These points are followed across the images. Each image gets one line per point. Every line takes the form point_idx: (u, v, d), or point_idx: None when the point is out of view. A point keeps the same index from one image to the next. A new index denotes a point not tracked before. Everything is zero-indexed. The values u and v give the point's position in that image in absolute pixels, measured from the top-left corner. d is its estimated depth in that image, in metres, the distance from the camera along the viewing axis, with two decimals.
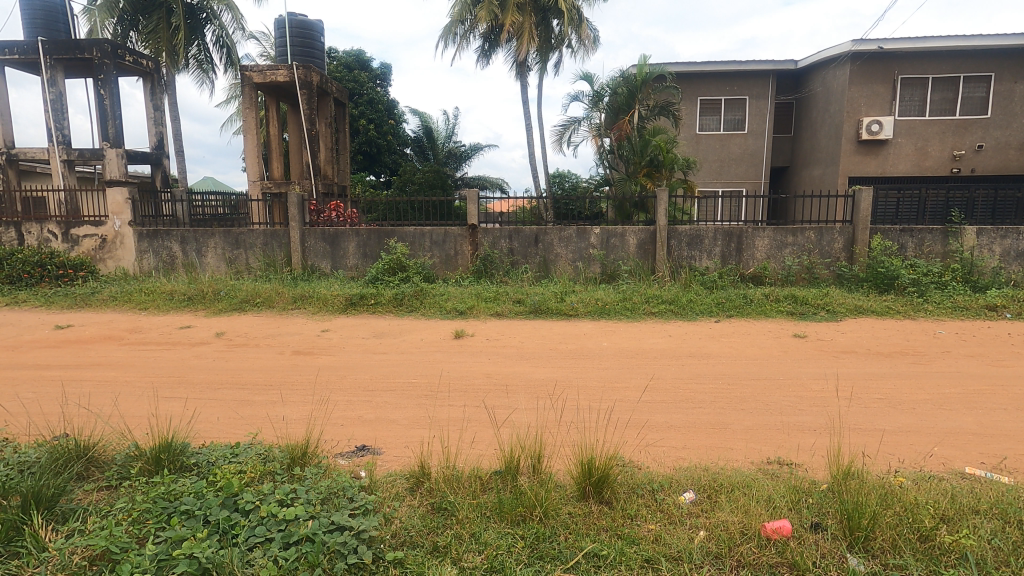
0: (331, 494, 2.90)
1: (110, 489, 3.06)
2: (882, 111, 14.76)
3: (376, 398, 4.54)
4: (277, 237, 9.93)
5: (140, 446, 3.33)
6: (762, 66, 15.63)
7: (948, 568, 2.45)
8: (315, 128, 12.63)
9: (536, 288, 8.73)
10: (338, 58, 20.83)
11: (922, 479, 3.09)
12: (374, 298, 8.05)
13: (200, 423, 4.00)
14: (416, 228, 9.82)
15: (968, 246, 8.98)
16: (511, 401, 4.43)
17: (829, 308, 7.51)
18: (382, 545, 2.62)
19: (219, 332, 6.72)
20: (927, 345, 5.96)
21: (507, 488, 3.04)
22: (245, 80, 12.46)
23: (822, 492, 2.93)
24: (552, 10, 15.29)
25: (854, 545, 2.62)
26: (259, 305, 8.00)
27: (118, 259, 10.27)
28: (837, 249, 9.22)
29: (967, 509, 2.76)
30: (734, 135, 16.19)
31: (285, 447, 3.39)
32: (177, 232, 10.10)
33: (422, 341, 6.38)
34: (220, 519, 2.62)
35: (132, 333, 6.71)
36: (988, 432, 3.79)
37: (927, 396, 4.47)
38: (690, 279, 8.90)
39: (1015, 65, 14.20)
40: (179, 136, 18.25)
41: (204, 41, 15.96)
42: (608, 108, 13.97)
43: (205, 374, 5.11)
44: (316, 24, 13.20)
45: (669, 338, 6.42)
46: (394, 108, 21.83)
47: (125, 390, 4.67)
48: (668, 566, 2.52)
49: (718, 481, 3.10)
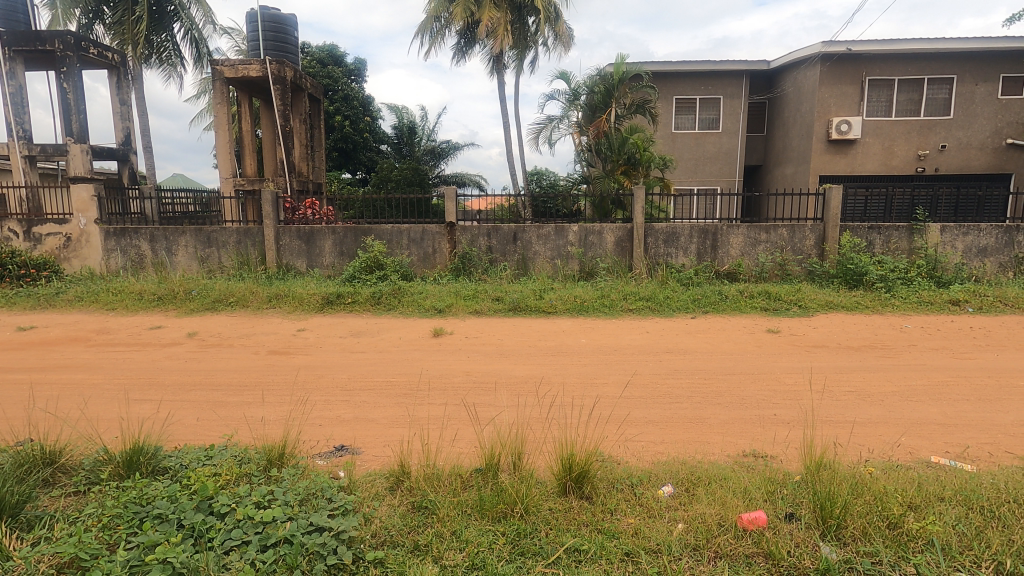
0: (310, 495, 2.87)
1: (79, 494, 2.97)
2: (851, 111, 15.14)
3: (354, 397, 4.49)
4: (251, 235, 9.73)
5: (110, 450, 3.23)
6: (736, 67, 15.89)
7: (915, 553, 2.53)
8: (290, 124, 12.40)
9: (516, 286, 8.73)
10: (311, 53, 20.53)
11: (890, 468, 3.19)
12: (351, 297, 7.95)
13: (173, 426, 3.90)
14: (394, 226, 9.73)
15: (933, 243, 9.24)
16: (492, 399, 4.42)
17: (801, 305, 7.68)
18: (362, 545, 2.59)
19: (191, 332, 6.56)
20: (894, 339, 6.13)
21: (488, 485, 3.04)
22: (217, 75, 12.19)
23: (796, 483, 3.01)
24: (529, 8, 15.27)
25: (827, 533, 2.68)
26: (233, 304, 7.84)
27: (83, 258, 9.96)
28: (809, 246, 9.46)
29: (933, 496, 2.87)
30: (709, 134, 16.43)
31: (262, 447, 3.33)
32: (146, 230, 9.81)
33: (401, 339, 6.33)
34: (195, 523, 2.57)
35: (99, 335, 6.51)
36: (952, 422, 3.92)
37: (895, 388, 4.60)
38: (667, 276, 9.00)
39: (976, 68, 14.70)
40: (147, 131, 17.75)
41: (172, 33, 15.51)
42: (585, 107, 14.04)
43: (178, 375, 5.00)
44: (290, 18, 12.96)
45: (646, 334, 6.48)
46: (370, 104, 21.59)
47: (93, 393, 4.54)
48: (647, 559, 2.55)
49: (696, 474, 3.16)
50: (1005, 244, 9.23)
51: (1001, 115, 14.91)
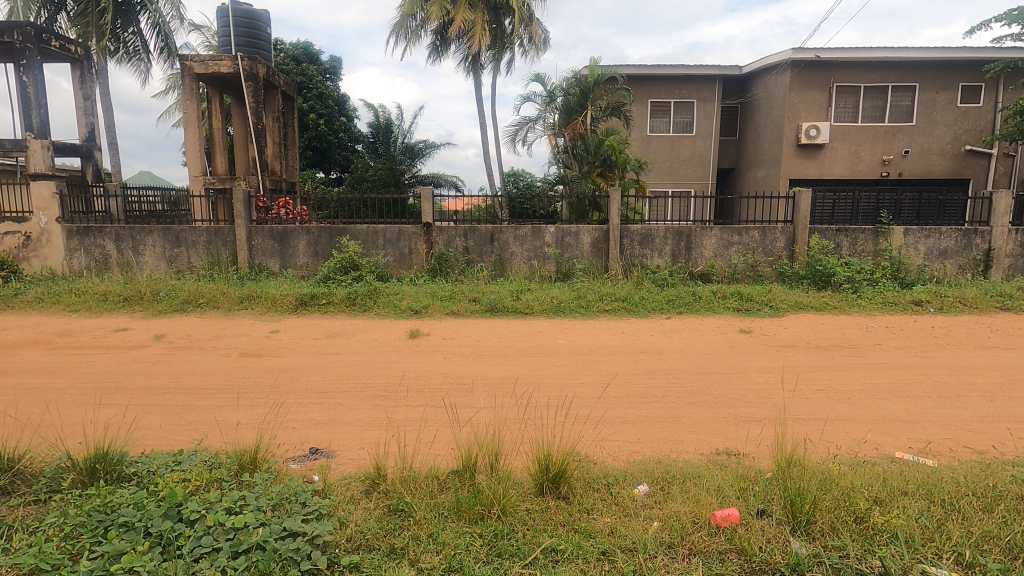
0: (283, 500, 2.82)
1: (40, 503, 2.86)
2: (820, 117, 15.55)
3: (329, 400, 4.43)
4: (222, 234, 9.52)
5: (73, 456, 3.13)
6: (709, 71, 16.16)
7: (881, 547, 2.60)
8: (262, 122, 12.16)
9: (493, 288, 8.69)
10: (285, 50, 20.15)
11: (856, 464, 3.28)
12: (326, 298, 7.85)
13: (140, 430, 3.80)
14: (369, 226, 9.63)
15: (896, 245, 9.54)
16: (470, 400, 4.42)
17: (772, 305, 7.85)
18: (337, 549, 2.55)
19: (158, 335, 6.37)
20: (861, 339, 6.31)
21: (465, 487, 3.02)
22: (186, 70, 11.90)
23: (767, 480, 3.07)
24: (505, 9, 15.29)
25: (797, 528, 2.74)
26: (203, 305, 7.66)
27: (44, 258, 9.60)
28: (779, 247, 9.66)
29: (898, 491, 2.96)
30: (683, 137, 16.68)
31: (233, 452, 3.26)
32: (110, 229, 9.50)
33: (377, 341, 6.27)
34: (163, 531, 2.50)
35: (61, 337, 6.28)
36: (915, 419, 4.06)
37: (860, 386, 4.74)
38: (642, 277, 9.13)
39: (937, 77, 15.27)
40: (112, 127, 17.22)
41: (139, 26, 15.09)
42: (562, 109, 14.09)
43: (146, 379, 4.85)
44: (262, 14, 12.72)
45: (622, 335, 6.54)
46: (346, 103, 21.37)
47: (55, 398, 4.37)
48: (623, 558, 2.58)
49: (671, 473, 3.20)
50: (964, 247, 9.59)
51: (960, 122, 15.46)
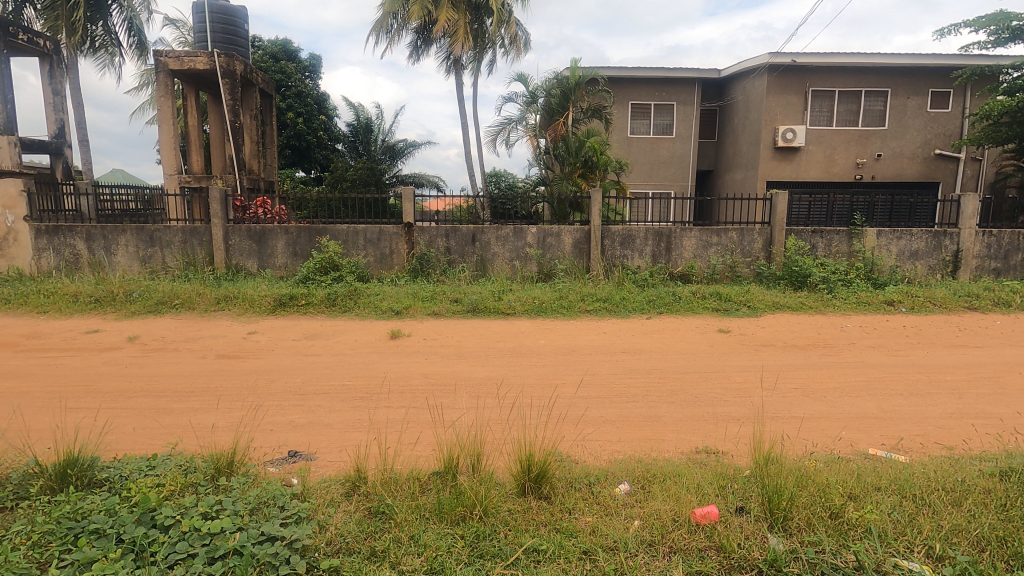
0: (261, 504, 2.77)
1: (5, 510, 2.77)
2: (796, 120, 15.85)
3: (308, 402, 4.38)
4: (198, 234, 9.34)
5: (41, 462, 3.03)
6: (688, 74, 16.35)
7: (855, 541, 2.65)
8: (240, 121, 11.97)
9: (474, 288, 8.66)
10: (262, 47, 19.87)
11: (831, 461, 3.35)
12: (305, 298, 7.74)
13: (112, 435, 3.70)
14: (349, 226, 9.54)
15: (869, 247, 9.75)
16: (451, 401, 4.40)
17: (750, 305, 7.97)
18: (316, 553, 2.52)
19: (131, 336, 6.22)
20: (835, 338, 6.44)
21: (446, 488, 3.01)
22: (160, 67, 11.65)
23: (745, 477, 3.11)
24: (486, 9, 15.29)
25: (774, 525, 2.79)
26: (178, 306, 7.50)
27: (11, 258, 9.30)
28: (757, 248, 9.82)
29: (872, 486, 3.02)
30: (663, 138, 16.87)
31: (209, 456, 3.20)
32: (81, 228, 9.26)
33: (357, 342, 6.21)
34: (136, 537, 2.44)
35: (29, 339, 6.09)
36: (888, 416, 4.16)
37: (835, 384, 4.84)
38: (623, 277, 9.20)
39: (908, 82, 15.67)
40: (83, 123, 16.78)
41: (111, 21, 14.74)
42: (544, 109, 14.10)
43: (118, 382, 4.73)
44: (238, 10, 12.52)
45: (603, 334, 6.59)
46: (325, 102, 21.15)
47: (23, 402, 4.24)
48: (604, 556, 2.59)
49: (651, 471, 3.22)
50: (934, 248, 9.85)
51: (930, 127, 15.89)
